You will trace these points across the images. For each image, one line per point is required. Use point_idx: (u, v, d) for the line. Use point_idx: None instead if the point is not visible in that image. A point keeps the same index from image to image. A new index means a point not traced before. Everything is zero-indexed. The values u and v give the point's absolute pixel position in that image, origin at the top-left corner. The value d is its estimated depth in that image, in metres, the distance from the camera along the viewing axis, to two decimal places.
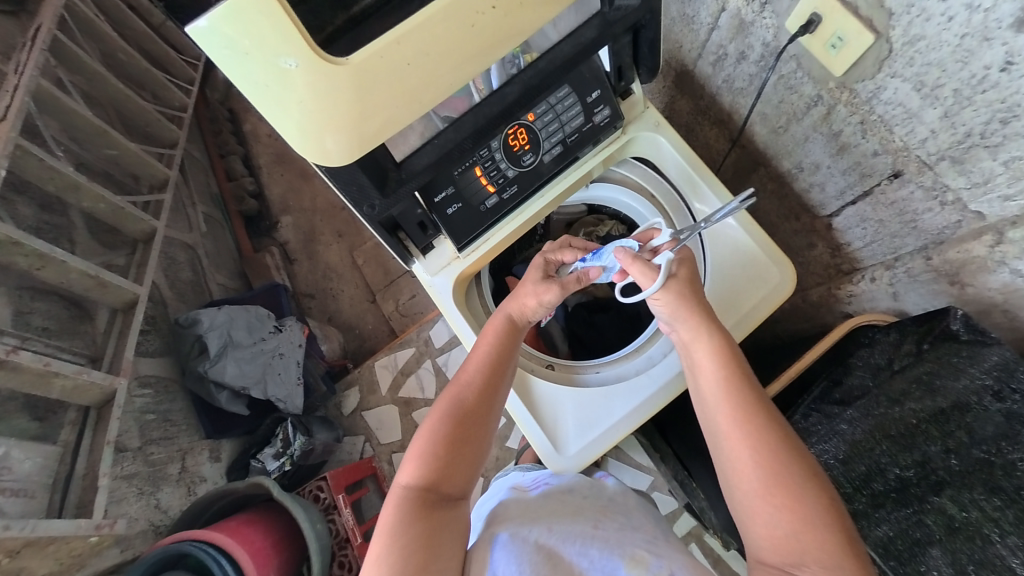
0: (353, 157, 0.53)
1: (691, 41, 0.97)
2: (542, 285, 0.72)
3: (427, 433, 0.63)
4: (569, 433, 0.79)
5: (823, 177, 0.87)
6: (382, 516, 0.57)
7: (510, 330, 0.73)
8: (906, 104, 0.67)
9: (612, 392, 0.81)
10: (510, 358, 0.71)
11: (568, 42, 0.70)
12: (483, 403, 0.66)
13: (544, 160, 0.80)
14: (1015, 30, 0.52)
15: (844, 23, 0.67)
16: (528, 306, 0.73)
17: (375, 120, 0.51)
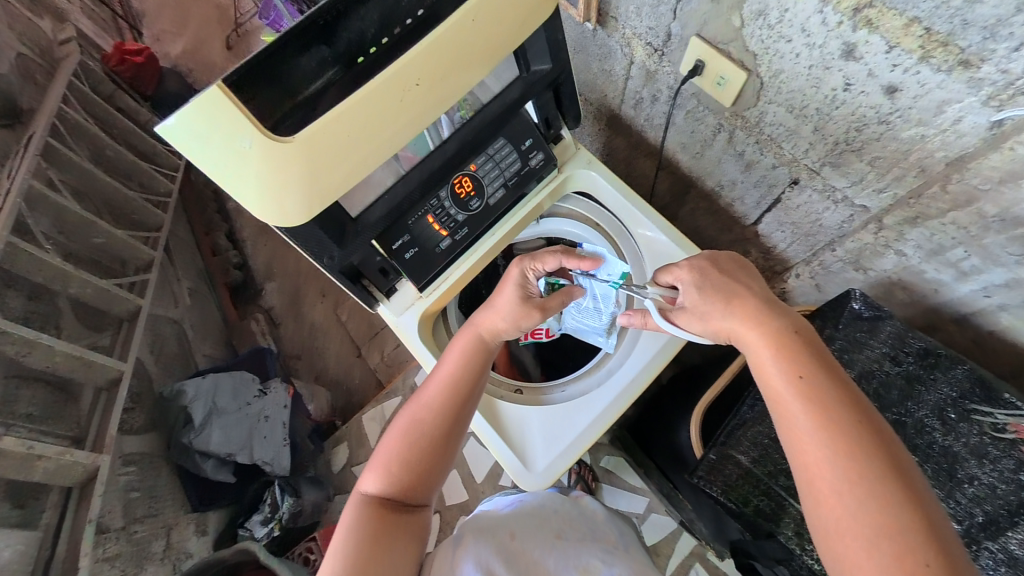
0: (309, 215, 0.63)
1: (613, 90, 1.12)
2: (521, 311, 0.72)
3: (389, 445, 0.65)
4: (538, 450, 0.82)
5: (740, 191, 0.98)
6: (341, 521, 0.59)
7: (480, 349, 0.72)
8: (785, 124, 0.79)
9: (578, 407, 0.85)
10: (477, 379, 0.70)
11: (496, 102, 0.82)
12: (445, 422, 0.65)
13: (490, 202, 0.91)
14: (845, 59, 0.65)
15: (724, 66, 0.81)
16: (499, 326, 0.72)
17: (326, 183, 0.61)
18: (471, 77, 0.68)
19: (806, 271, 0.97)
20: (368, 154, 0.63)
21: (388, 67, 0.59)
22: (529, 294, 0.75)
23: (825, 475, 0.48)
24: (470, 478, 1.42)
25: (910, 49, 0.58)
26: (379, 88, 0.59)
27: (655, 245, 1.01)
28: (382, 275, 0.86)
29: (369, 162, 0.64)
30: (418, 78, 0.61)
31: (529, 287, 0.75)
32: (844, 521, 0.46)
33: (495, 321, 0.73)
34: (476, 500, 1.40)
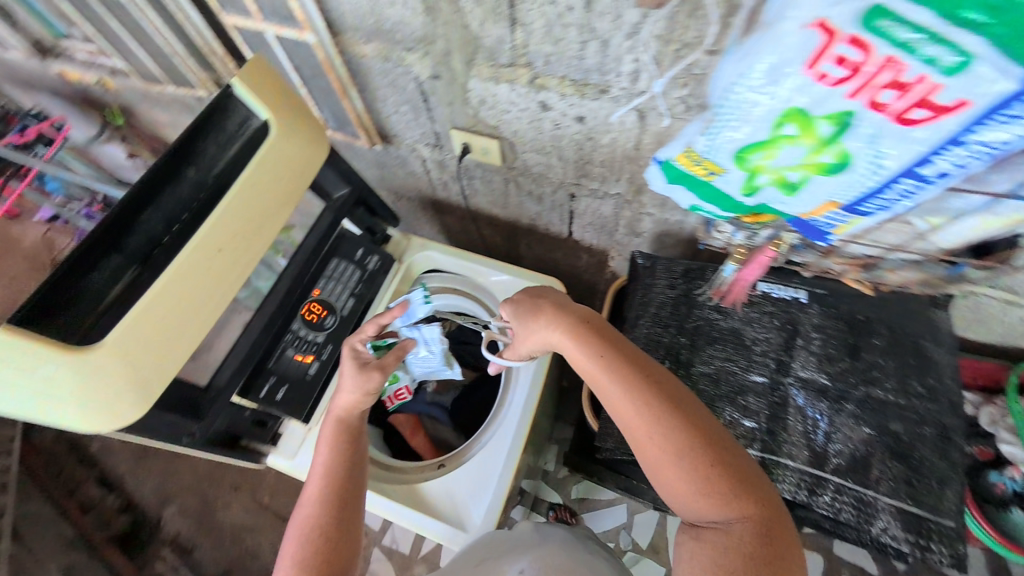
0: (145, 408, 0.65)
1: (424, 183, 1.43)
2: (359, 378, 0.78)
3: (288, 556, 0.67)
4: (469, 508, 0.85)
5: (546, 217, 1.28)
6: None
7: (345, 430, 0.78)
8: (543, 161, 1.11)
9: (490, 450, 0.89)
10: (349, 457, 0.75)
11: (312, 235, 0.96)
12: (331, 509, 0.70)
13: (345, 313, 0.98)
14: (546, 108, 0.96)
15: (482, 142, 1.13)
16: (352, 403, 0.79)
17: (151, 370, 0.65)
18: (271, 226, 0.80)
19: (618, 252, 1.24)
20: (196, 320, 0.70)
21: (186, 246, 0.69)
22: (364, 362, 0.81)
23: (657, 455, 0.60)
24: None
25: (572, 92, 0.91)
26: (182, 264, 0.68)
27: (501, 285, 1.14)
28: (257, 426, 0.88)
29: (198, 326, 0.70)
30: (218, 245, 0.72)
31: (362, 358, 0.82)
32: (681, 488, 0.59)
33: (346, 399, 0.79)
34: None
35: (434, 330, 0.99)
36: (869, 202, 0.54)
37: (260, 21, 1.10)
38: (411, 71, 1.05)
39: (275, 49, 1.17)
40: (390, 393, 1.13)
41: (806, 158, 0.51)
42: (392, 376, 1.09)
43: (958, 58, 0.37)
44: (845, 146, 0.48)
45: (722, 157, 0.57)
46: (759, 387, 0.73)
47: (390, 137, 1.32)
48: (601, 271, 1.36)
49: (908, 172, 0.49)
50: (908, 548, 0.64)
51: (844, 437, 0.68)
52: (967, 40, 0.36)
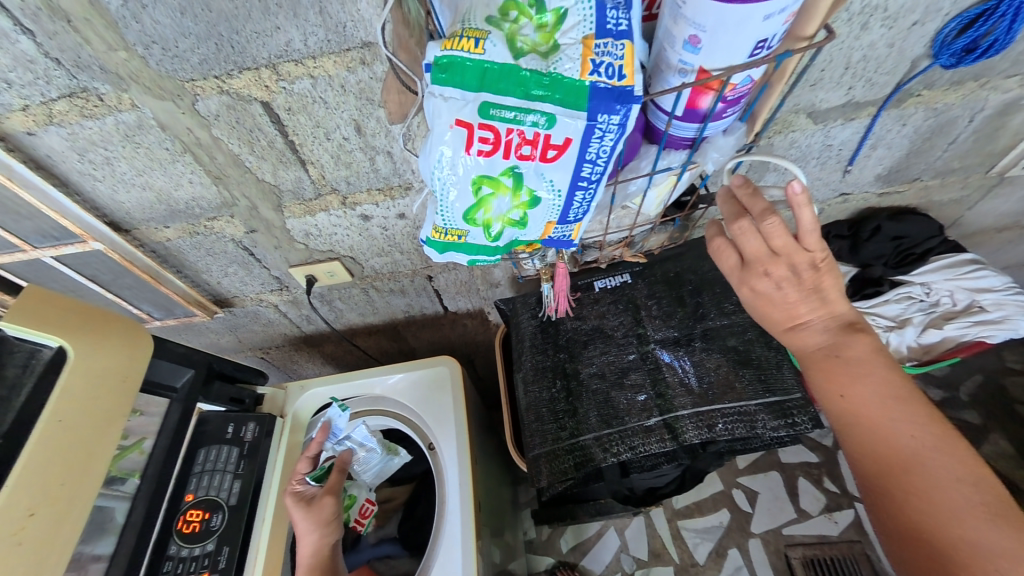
0: None
1: (288, 325, 1.38)
2: (318, 508, 0.89)
3: None
4: None
5: (418, 304, 1.33)
6: None
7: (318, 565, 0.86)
8: (388, 260, 1.17)
9: (444, 557, 0.92)
10: None
11: (160, 438, 0.87)
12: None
13: (231, 503, 0.91)
14: (365, 217, 1.04)
15: (324, 267, 1.16)
16: (314, 542, 0.88)
17: None
18: (96, 459, 0.72)
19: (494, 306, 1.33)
20: None
21: None
22: (310, 498, 0.92)
23: (849, 393, 0.63)
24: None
25: (383, 198, 1.01)
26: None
27: (395, 390, 1.09)
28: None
29: None
30: (31, 508, 0.64)
31: (307, 496, 0.92)
32: (858, 410, 0.63)
33: (308, 543, 0.88)
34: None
35: (360, 429, 1.07)
36: (573, 213, 0.52)
37: (31, 249, 1.02)
38: (224, 235, 1.05)
39: (61, 269, 1.09)
40: (355, 515, 1.07)
41: (513, 202, 0.49)
42: (346, 497, 1.06)
43: (545, 119, 0.42)
44: (530, 187, 0.48)
45: (455, 222, 0.51)
46: (634, 362, 0.84)
47: (231, 300, 1.27)
48: (490, 328, 1.43)
49: (578, 186, 0.49)
50: (784, 432, 0.76)
51: (705, 368, 0.82)
52: (544, 107, 0.42)
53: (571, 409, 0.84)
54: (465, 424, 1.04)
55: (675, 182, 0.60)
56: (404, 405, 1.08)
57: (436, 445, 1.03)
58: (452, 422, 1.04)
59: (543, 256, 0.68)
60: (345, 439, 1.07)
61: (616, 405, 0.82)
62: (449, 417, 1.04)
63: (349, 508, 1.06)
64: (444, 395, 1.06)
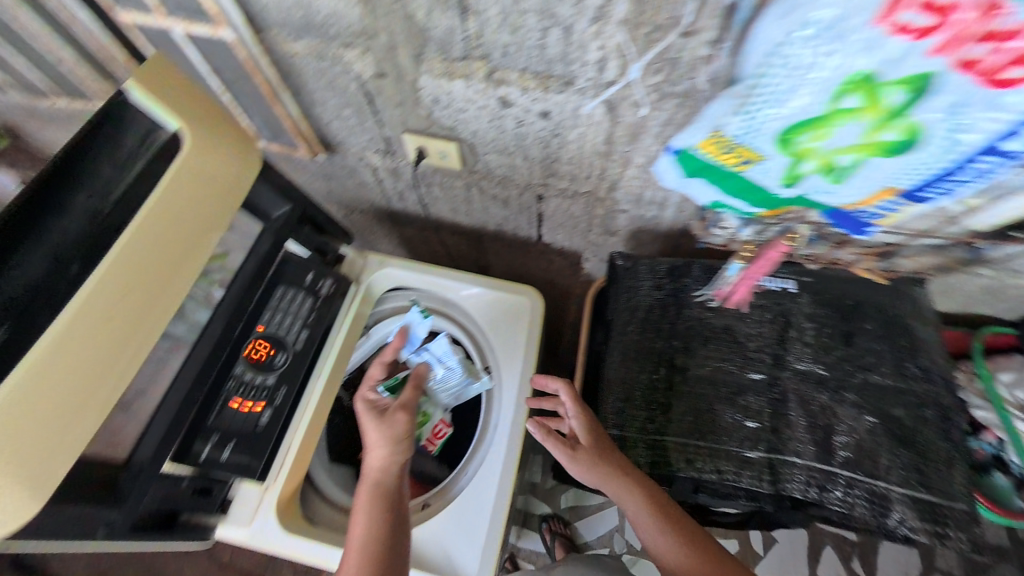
0: (37, 501, 0.53)
1: (379, 193, 1.31)
2: (392, 425, 0.81)
3: None
4: (464, 553, 0.83)
5: (513, 221, 1.21)
6: None
7: (377, 487, 0.76)
8: (505, 163, 1.03)
9: (476, 486, 0.88)
10: (390, 525, 0.72)
11: (249, 261, 0.84)
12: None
13: (297, 349, 0.87)
14: (502, 108, 0.89)
15: (438, 145, 1.04)
16: (382, 464, 0.78)
17: (44, 452, 0.54)
18: (193, 262, 0.69)
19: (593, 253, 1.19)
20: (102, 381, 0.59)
21: (83, 292, 0.58)
22: (381, 407, 0.85)
23: (682, 559, 0.63)
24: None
25: (535, 85, 0.83)
26: (64, 336, 0.55)
27: (476, 304, 1.02)
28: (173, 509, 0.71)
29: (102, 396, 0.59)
30: (111, 314, 0.60)
31: (377, 406, 0.85)
32: None
33: (377, 459, 0.78)
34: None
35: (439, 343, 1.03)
36: (919, 185, 0.63)
37: (163, 17, 0.95)
38: (351, 71, 0.93)
39: (186, 52, 1.03)
40: (428, 433, 1.02)
41: (866, 133, 0.58)
42: (421, 413, 1.01)
43: None
44: (908, 121, 0.54)
45: (770, 146, 0.64)
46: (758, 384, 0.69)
47: (334, 146, 1.19)
48: (574, 273, 1.30)
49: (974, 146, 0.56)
50: (926, 538, 0.62)
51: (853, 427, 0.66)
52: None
53: (667, 404, 0.72)
54: (532, 364, 0.96)
55: (894, 198, 0.68)
56: (478, 322, 1.02)
57: (500, 371, 0.97)
58: (522, 357, 0.96)
59: (758, 229, 0.82)
60: (424, 350, 1.04)
61: (719, 421, 0.69)
62: (520, 350, 0.97)
63: (424, 424, 1.02)
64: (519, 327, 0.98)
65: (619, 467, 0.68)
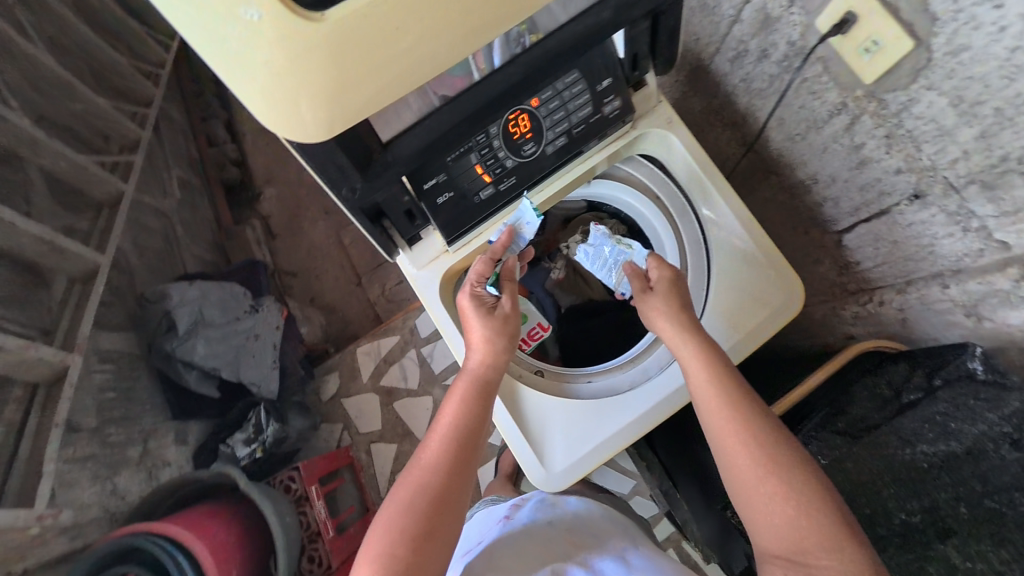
0: (335, 133, 0.46)
1: (711, 33, 0.90)
2: (497, 323, 0.70)
3: (399, 500, 0.57)
4: (557, 448, 0.74)
5: (838, 191, 0.82)
6: (365, 549, 0.54)
7: (477, 388, 0.67)
8: (940, 120, 0.60)
9: (604, 407, 0.76)
10: (481, 418, 0.65)
11: (578, 21, 0.60)
12: (448, 483, 0.58)
13: (547, 151, 0.74)
14: None
15: (881, 26, 0.59)
16: (484, 356, 0.69)
17: (368, 86, 0.43)
18: None
19: (896, 300, 0.82)
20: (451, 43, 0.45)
21: None
22: (491, 304, 0.73)
23: (733, 446, 0.59)
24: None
25: None
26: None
27: (723, 237, 0.82)
28: (383, 216, 0.66)
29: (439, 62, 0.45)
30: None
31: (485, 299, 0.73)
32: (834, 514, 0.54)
33: (482, 352, 0.69)
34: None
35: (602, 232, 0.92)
36: None
37: None
38: None
39: None
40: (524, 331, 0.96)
41: None
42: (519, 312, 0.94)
43: None
44: None
45: None
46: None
47: None
48: (829, 293, 0.96)
49: None
50: None
51: None
52: None
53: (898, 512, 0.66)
54: (737, 352, 0.80)
55: None
56: (709, 257, 0.84)
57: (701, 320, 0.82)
58: (733, 329, 0.80)
59: None
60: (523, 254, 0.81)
61: None
62: (734, 320, 0.80)
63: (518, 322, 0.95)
64: (752, 310, 0.79)
65: (688, 326, 0.71)
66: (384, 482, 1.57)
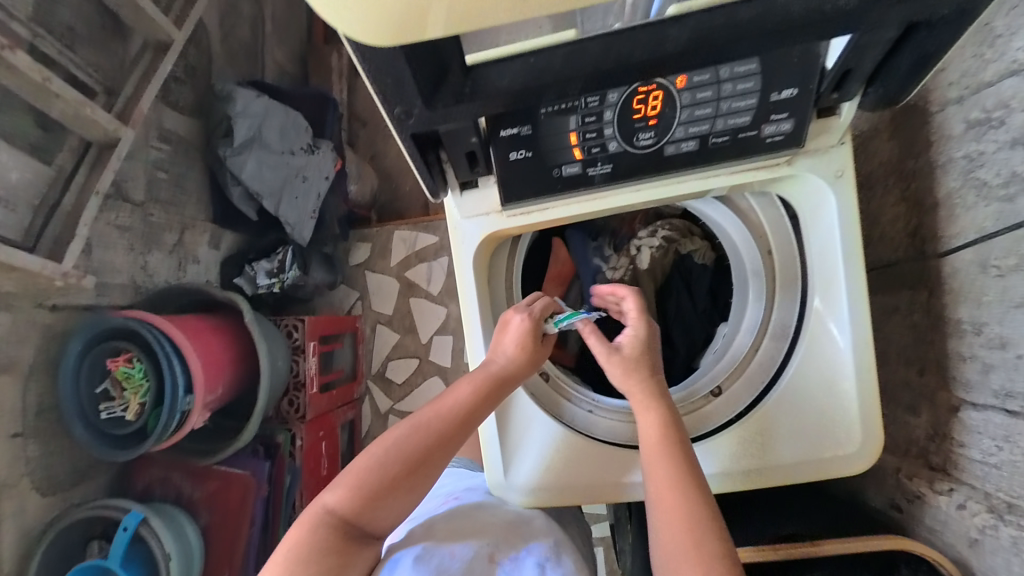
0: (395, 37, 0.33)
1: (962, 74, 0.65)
2: (537, 354, 0.69)
3: (389, 442, 0.62)
4: (527, 462, 0.73)
5: (999, 360, 0.63)
6: (351, 467, 0.61)
7: (494, 386, 0.66)
8: None
9: (588, 446, 0.73)
10: (483, 412, 0.65)
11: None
12: (432, 452, 0.62)
13: (664, 150, 0.57)
14: None
15: None
16: (514, 372, 0.67)
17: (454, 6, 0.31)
18: None
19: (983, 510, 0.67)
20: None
21: None
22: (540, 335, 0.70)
23: (661, 489, 0.58)
24: (459, 352, 1.67)
25: None
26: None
27: (823, 346, 0.66)
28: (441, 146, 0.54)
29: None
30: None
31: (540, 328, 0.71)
32: None
33: (515, 364, 0.67)
34: (455, 370, 1.67)
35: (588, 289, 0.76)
36: None
37: None
38: None
39: None
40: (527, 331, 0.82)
41: None
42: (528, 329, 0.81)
43: None
44: None
45: None
46: None
47: None
48: (901, 445, 0.81)
49: None
50: None
51: None
52: None
53: None
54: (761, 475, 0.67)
55: None
56: (791, 358, 0.69)
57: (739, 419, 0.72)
58: (774, 454, 0.67)
59: None
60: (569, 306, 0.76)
61: None
62: (777, 443, 0.67)
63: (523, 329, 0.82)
64: (805, 435, 0.66)
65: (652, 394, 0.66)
66: (377, 359, 1.69)
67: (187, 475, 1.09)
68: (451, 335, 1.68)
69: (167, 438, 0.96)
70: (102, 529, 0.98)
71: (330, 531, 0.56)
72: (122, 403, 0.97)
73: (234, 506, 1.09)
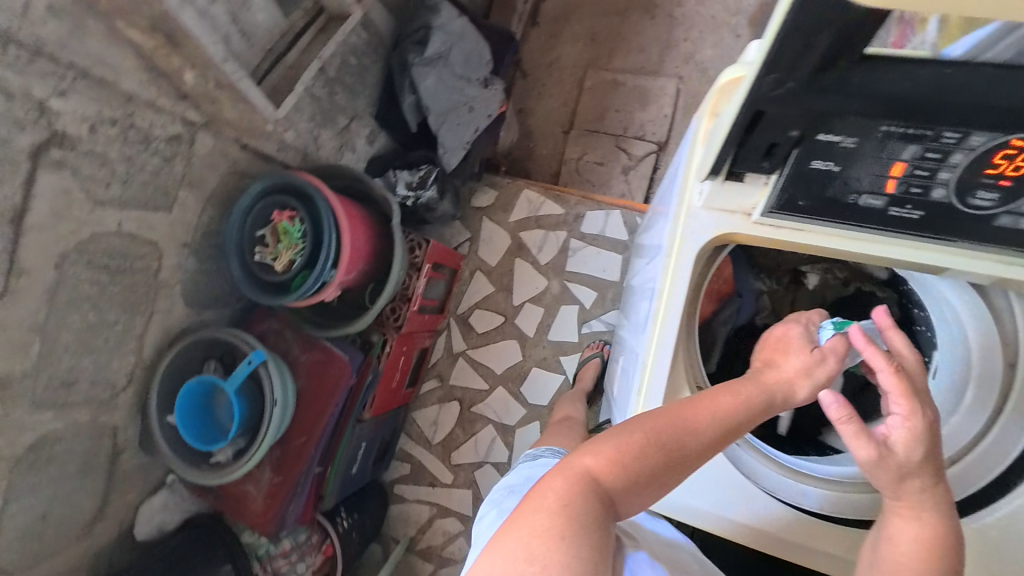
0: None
1: None
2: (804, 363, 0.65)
3: (651, 426, 0.59)
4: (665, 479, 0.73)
5: None
6: (607, 439, 0.59)
7: (764, 400, 0.62)
8: None
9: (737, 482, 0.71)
10: (746, 425, 0.61)
11: None
12: (694, 449, 0.59)
13: (992, 215, 0.50)
14: None
15: None
16: (779, 380, 0.64)
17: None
18: None
19: None
20: None
21: None
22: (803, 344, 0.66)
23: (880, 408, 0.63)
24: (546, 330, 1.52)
25: None
26: None
27: None
28: (747, 135, 0.50)
29: None
30: None
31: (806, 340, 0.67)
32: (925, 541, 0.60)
33: (785, 377, 0.63)
34: (533, 344, 1.52)
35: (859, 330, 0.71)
36: None
37: None
38: None
39: None
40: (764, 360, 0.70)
41: None
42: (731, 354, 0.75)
43: None
44: None
45: None
46: None
47: None
48: None
49: None
50: None
51: None
52: None
53: None
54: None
55: None
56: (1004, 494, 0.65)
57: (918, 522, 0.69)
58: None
59: None
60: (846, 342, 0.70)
61: None
62: (974, 570, 0.65)
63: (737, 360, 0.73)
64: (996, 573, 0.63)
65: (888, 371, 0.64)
66: (465, 304, 1.58)
67: (299, 339, 1.11)
68: (542, 311, 1.53)
69: (303, 300, 1.00)
70: (220, 353, 1.05)
71: (594, 498, 0.55)
72: (274, 252, 1.02)
73: (328, 382, 1.08)
